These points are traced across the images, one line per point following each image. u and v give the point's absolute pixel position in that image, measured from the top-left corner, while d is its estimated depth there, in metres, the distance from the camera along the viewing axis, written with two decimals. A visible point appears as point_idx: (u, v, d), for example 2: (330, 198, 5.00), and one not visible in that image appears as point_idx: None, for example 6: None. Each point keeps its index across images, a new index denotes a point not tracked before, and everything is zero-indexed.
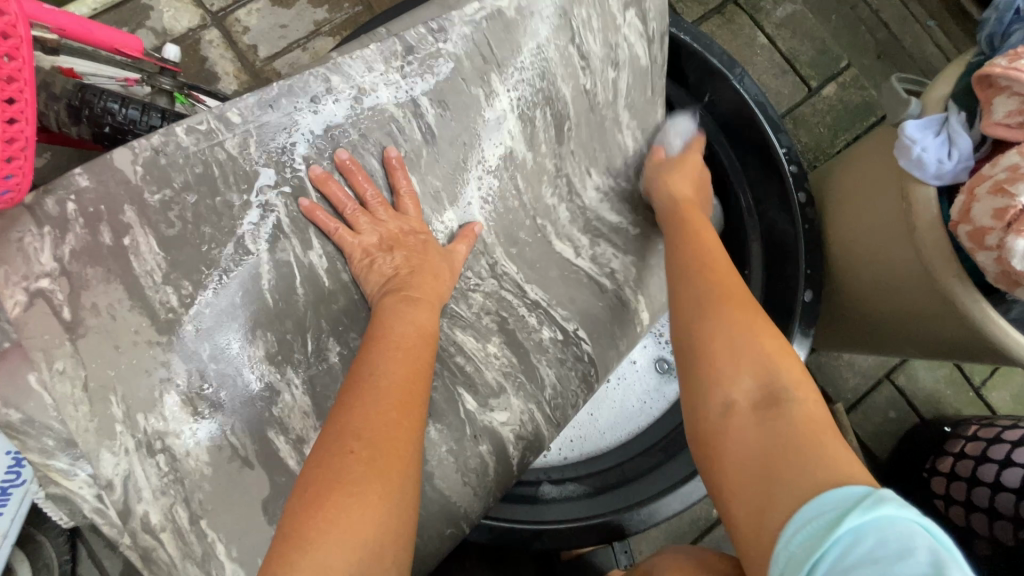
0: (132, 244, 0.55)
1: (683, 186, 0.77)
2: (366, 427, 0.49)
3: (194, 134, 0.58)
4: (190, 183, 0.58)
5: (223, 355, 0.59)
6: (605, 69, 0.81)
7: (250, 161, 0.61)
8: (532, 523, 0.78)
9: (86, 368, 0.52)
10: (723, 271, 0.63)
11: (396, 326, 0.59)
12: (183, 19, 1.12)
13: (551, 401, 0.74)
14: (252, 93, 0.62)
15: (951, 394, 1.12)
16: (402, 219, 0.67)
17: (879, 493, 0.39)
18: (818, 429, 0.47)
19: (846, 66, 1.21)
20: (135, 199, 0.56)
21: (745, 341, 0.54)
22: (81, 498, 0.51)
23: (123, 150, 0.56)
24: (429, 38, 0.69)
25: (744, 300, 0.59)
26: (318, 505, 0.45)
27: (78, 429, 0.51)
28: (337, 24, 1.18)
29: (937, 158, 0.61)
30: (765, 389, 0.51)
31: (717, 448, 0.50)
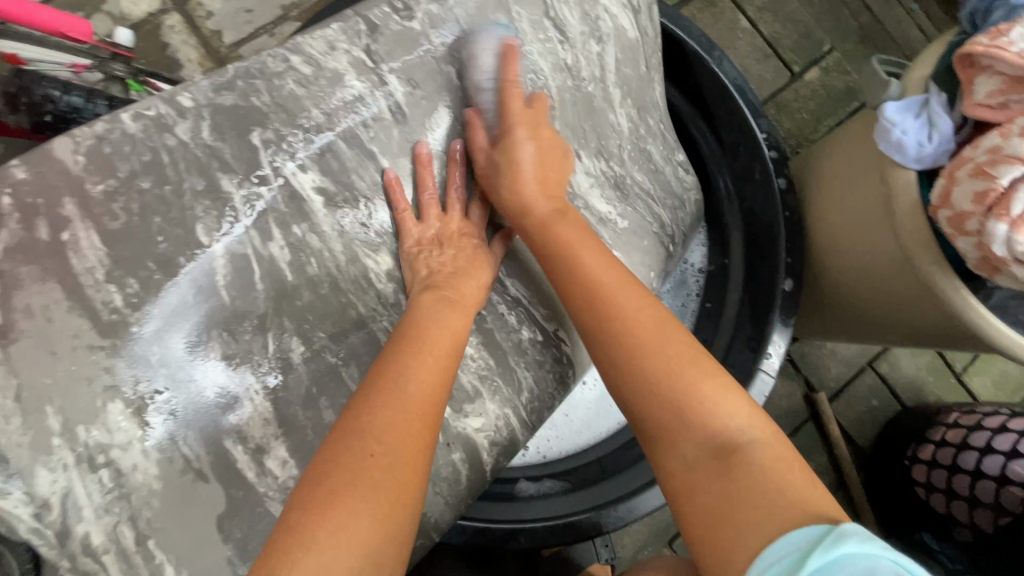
0: (71, 239, 0.52)
1: (536, 190, 0.66)
2: (385, 429, 0.49)
3: (142, 120, 0.56)
4: (137, 172, 0.55)
5: (175, 359, 0.55)
6: (587, 42, 0.77)
7: (202, 144, 0.58)
8: (508, 522, 0.76)
9: (18, 376, 0.48)
10: (627, 302, 0.57)
11: (431, 327, 0.59)
12: (142, 3, 1.06)
13: (528, 404, 0.71)
14: (205, 77, 0.60)
15: (933, 381, 1.12)
16: (460, 220, 0.68)
17: (841, 530, 0.39)
18: (777, 471, 0.46)
19: (828, 51, 1.19)
20: (76, 190, 0.53)
21: (679, 393, 0.51)
22: (16, 518, 0.48)
23: (65, 139, 0.54)
24: (393, 17, 0.68)
25: (661, 337, 0.54)
26: (328, 503, 0.44)
27: (10, 442, 0.48)
28: (306, 8, 1.11)
29: (917, 141, 0.60)
30: (714, 440, 0.49)
31: (681, 496, 0.49)
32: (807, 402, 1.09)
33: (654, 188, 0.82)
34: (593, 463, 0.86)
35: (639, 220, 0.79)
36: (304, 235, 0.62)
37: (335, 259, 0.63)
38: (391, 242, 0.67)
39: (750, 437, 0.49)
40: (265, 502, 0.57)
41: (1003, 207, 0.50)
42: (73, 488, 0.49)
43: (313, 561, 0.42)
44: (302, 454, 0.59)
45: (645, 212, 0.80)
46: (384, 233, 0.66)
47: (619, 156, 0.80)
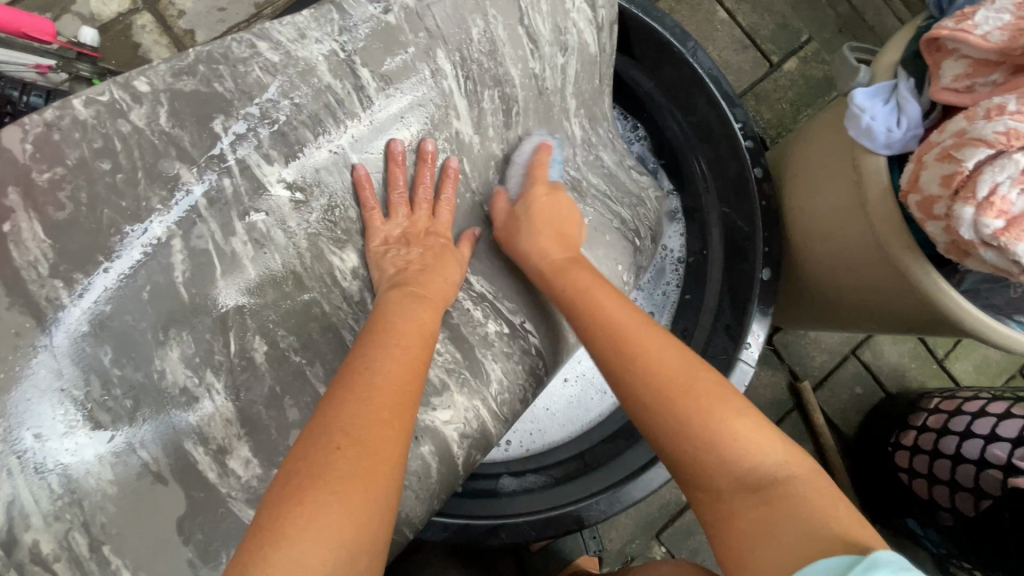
0: (12, 229, 0.50)
1: (547, 242, 0.68)
2: (356, 423, 0.47)
3: (94, 106, 0.53)
4: (87, 159, 0.52)
5: (135, 360, 0.55)
6: (554, 55, 0.76)
7: (160, 130, 0.55)
8: (490, 518, 0.73)
9: None
10: (648, 345, 0.54)
11: (400, 321, 0.58)
12: (112, 3, 1.03)
13: (497, 396, 0.70)
14: (164, 61, 0.57)
15: (915, 367, 1.12)
16: (431, 221, 0.68)
17: (872, 558, 0.36)
18: (824, 503, 0.43)
19: (806, 40, 1.18)
20: (21, 178, 0.50)
21: (712, 433, 0.48)
22: None
23: (14, 127, 0.51)
24: (367, 7, 0.64)
25: (692, 378, 0.51)
26: (297, 499, 0.43)
27: None
28: (279, 7, 1.07)
29: (886, 127, 0.59)
30: (755, 475, 0.46)
31: (724, 535, 0.45)
32: (791, 391, 1.09)
33: (609, 189, 0.84)
34: (575, 456, 0.84)
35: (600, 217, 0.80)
36: (264, 226, 0.61)
37: (300, 258, 0.63)
38: (353, 239, 0.66)
39: (790, 470, 0.46)
40: (228, 502, 0.57)
41: (970, 190, 0.49)
42: (19, 493, 0.49)
43: (284, 556, 0.40)
44: (264, 452, 0.59)
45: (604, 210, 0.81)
46: (348, 232, 0.66)
47: (576, 161, 0.82)
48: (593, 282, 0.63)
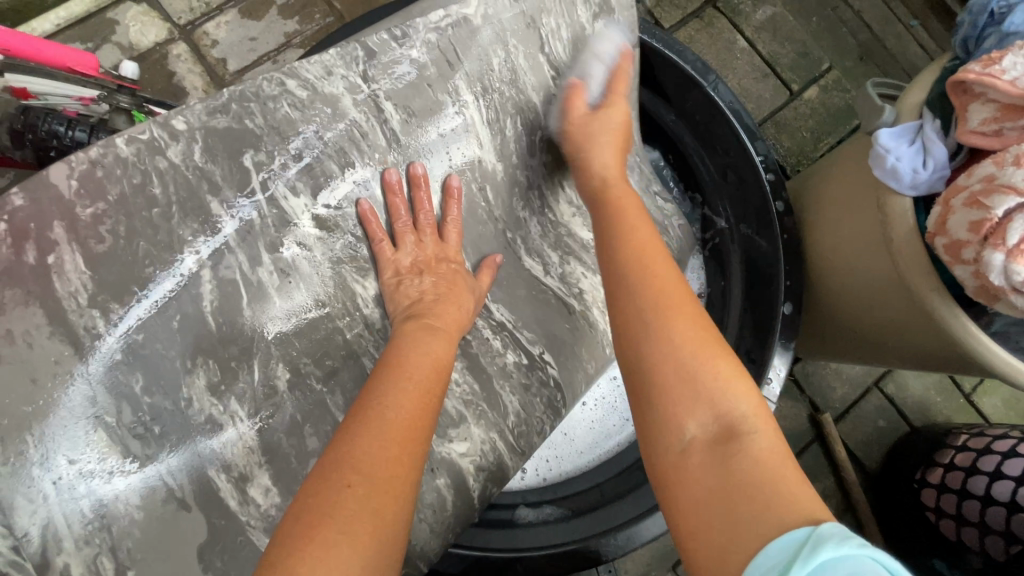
0: (56, 262, 0.51)
1: (603, 155, 0.68)
2: (365, 461, 0.47)
3: (134, 144, 0.55)
4: (126, 196, 0.54)
5: (164, 388, 0.56)
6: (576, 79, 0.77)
7: (194, 166, 0.57)
8: (506, 550, 0.72)
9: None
10: (661, 272, 0.54)
11: (414, 356, 0.59)
12: (150, 33, 1.07)
13: (515, 428, 0.71)
14: (199, 99, 0.59)
15: (941, 401, 1.09)
16: (440, 245, 0.68)
17: (818, 534, 0.35)
18: (778, 466, 0.42)
19: (828, 68, 1.18)
20: (65, 213, 0.52)
21: (696, 366, 0.47)
22: None
23: (60, 164, 0.53)
24: (392, 44, 0.66)
25: (693, 309, 0.51)
26: (307, 538, 0.42)
27: None
28: (308, 36, 1.11)
29: (912, 167, 0.58)
30: (723, 422, 0.45)
31: (674, 483, 0.44)
32: (812, 423, 1.06)
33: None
34: (591, 488, 0.82)
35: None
36: (293, 258, 0.63)
37: (324, 286, 0.65)
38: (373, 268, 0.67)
39: (757, 425, 0.45)
40: (247, 531, 0.58)
41: (998, 237, 0.49)
42: (53, 517, 0.50)
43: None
44: (284, 480, 0.62)
45: None
46: (368, 261, 0.67)
47: None
48: (630, 206, 0.63)
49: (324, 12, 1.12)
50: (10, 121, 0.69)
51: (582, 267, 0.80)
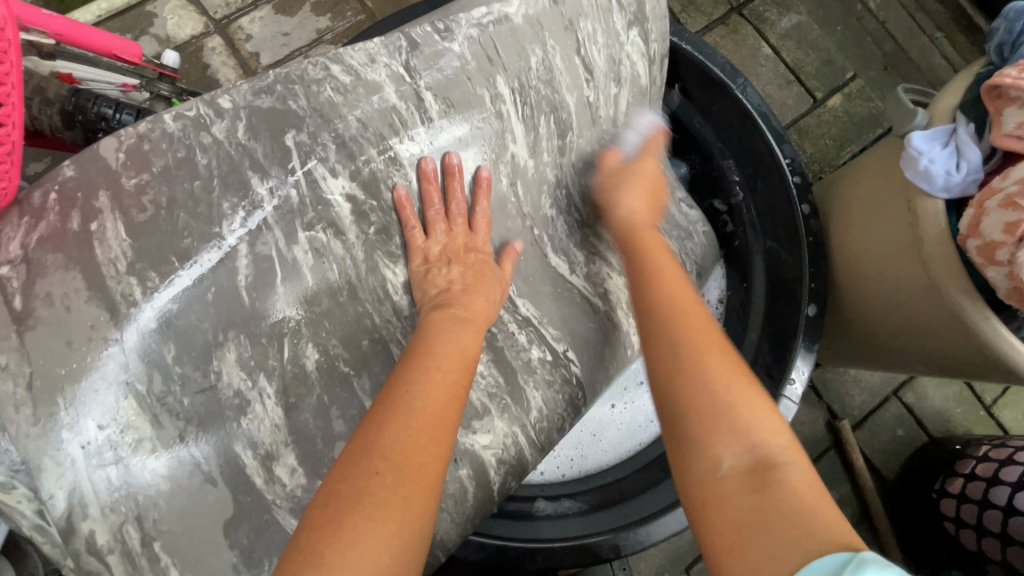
0: (98, 228, 0.53)
1: (634, 198, 0.73)
2: (392, 449, 0.49)
3: (181, 120, 0.57)
4: (170, 167, 0.56)
5: (194, 359, 0.57)
6: (608, 84, 0.80)
7: (236, 142, 0.59)
8: (526, 540, 0.72)
9: (31, 365, 0.49)
10: (692, 313, 0.57)
11: (442, 344, 0.59)
12: (186, 26, 1.10)
13: (537, 424, 0.71)
14: (245, 82, 0.61)
15: (961, 413, 1.08)
16: (468, 234, 0.69)
17: (860, 557, 0.36)
18: (818, 498, 0.43)
19: (852, 77, 1.20)
20: (111, 182, 0.54)
21: (729, 401, 0.49)
22: (19, 514, 0.48)
23: (109, 137, 0.56)
24: (435, 36, 0.68)
25: (723, 352, 0.53)
26: (336, 526, 0.44)
27: (19, 433, 0.48)
28: (339, 33, 1.14)
29: (945, 170, 0.59)
30: (758, 454, 0.46)
31: (711, 510, 0.45)
32: (829, 430, 1.06)
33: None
34: (610, 483, 0.83)
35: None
36: (326, 241, 0.64)
37: (355, 266, 0.66)
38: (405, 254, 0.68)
39: (792, 459, 0.46)
40: (273, 510, 0.60)
41: None
42: (80, 483, 0.50)
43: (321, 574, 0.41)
44: (309, 461, 0.62)
45: None
46: (399, 248, 0.68)
47: None
48: (655, 250, 0.68)
49: (356, 11, 1.15)
50: (60, 101, 0.70)
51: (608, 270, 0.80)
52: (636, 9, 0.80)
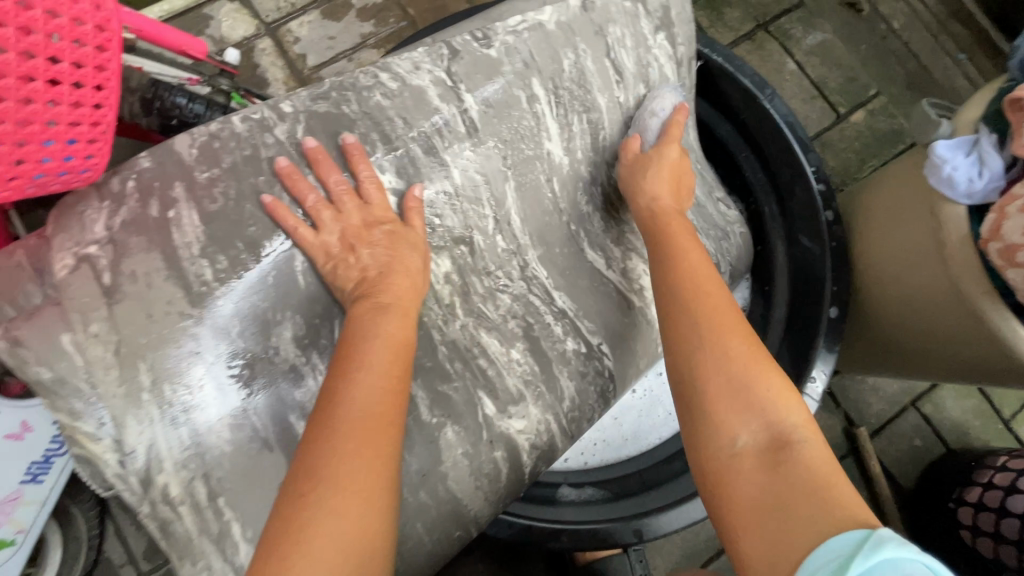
0: (175, 217, 0.57)
1: (666, 191, 0.69)
2: (333, 461, 0.47)
3: (248, 122, 0.62)
4: (237, 164, 0.60)
5: (257, 333, 0.59)
6: (636, 85, 0.81)
7: (296, 142, 0.63)
8: (552, 521, 0.75)
9: (118, 334, 0.53)
10: (708, 291, 0.58)
11: (366, 342, 0.56)
12: (240, 28, 1.17)
13: (569, 412, 0.71)
14: (305, 88, 0.66)
15: (979, 426, 1.09)
16: (363, 209, 0.62)
17: (879, 535, 0.40)
18: (831, 472, 0.46)
19: (875, 94, 1.23)
20: (185, 175, 0.58)
21: (744, 380, 0.51)
22: (104, 462, 0.53)
23: (184, 136, 0.60)
24: (473, 44, 0.72)
25: (742, 328, 0.55)
26: (298, 538, 0.44)
27: (106, 393, 0.52)
28: (382, 38, 1.20)
29: (968, 177, 0.62)
30: (774, 429, 0.49)
31: (726, 490, 0.48)
32: (846, 437, 1.07)
33: (698, 218, 0.82)
34: (633, 474, 0.85)
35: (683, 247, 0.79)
36: None
37: None
38: (449, 247, 0.71)
39: (805, 435, 0.49)
40: None
41: None
42: (157, 441, 0.53)
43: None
44: None
45: None
46: (437, 241, 0.70)
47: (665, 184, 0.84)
48: (680, 233, 0.65)
49: (398, 17, 1.21)
50: (140, 90, 0.76)
51: None
52: (662, 14, 0.83)
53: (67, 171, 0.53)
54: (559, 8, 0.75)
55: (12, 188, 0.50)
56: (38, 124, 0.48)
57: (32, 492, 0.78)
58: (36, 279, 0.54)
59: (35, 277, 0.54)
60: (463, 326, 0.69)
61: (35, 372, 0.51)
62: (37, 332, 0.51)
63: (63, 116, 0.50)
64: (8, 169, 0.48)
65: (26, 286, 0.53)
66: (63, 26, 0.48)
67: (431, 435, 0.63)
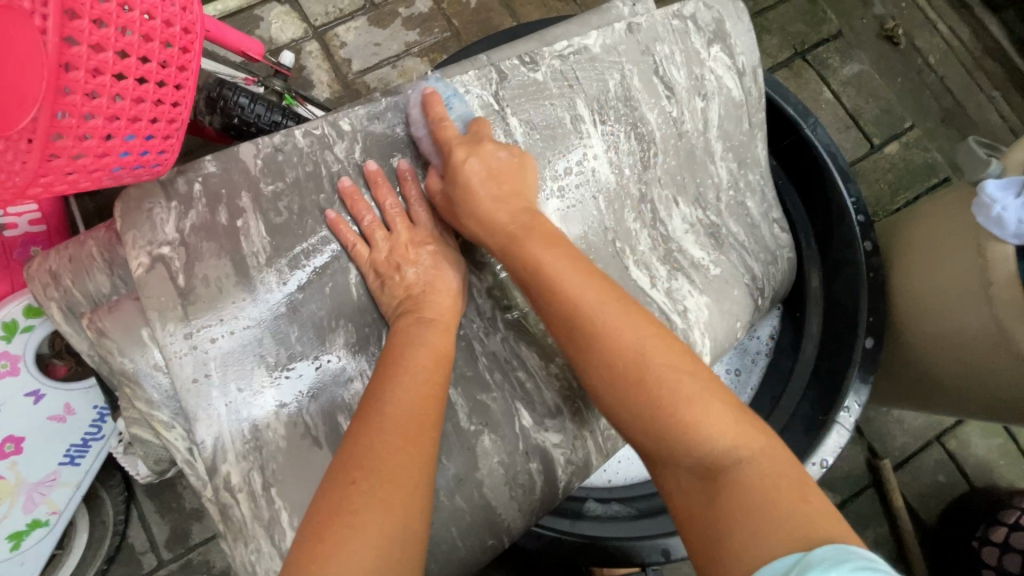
0: (243, 225, 0.59)
1: (491, 207, 0.62)
2: (371, 455, 0.48)
3: (310, 137, 0.63)
4: (300, 179, 0.62)
5: (314, 338, 0.61)
6: (692, 99, 0.82)
7: (354, 162, 0.65)
8: (581, 535, 0.75)
9: (193, 329, 0.55)
10: (605, 325, 0.53)
11: (414, 348, 0.57)
12: (288, 31, 1.19)
13: (605, 430, 0.71)
14: (360, 105, 0.67)
15: (1004, 465, 1.08)
16: (411, 229, 0.64)
17: (807, 559, 0.37)
18: (771, 486, 0.43)
19: (909, 127, 1.24)
20: (251, 186, 0.60)
21: (663, 418, 0.49)
22: (175, 449, 0.56)
23: (249, 144, 0.62)
24: (521, 69, 0.73)
25: (642, 357, 0.51)
26: (325, 535, 0.44)
27: (182, 384, 0.54)
28: (426, 47, 1.22)
29: (1017, 219, 0.62)
30: (703, 465, 0.47)
31: (683, 529, 0.47)
32: (868, 468, 1.07)
33: (748, 241, 0.85)
34: (659, 493, 0.85)
35: (732, 271, 0.81)
36: None
37: None
38: (490, 264, 0.72)
39: (739, 457, 0.46)
40: None
41: None
42: (222, 434, 0.55)
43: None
44: None
45: (738, 263, 0.83)
46: (483, 256, 0.72)
47: (716, 206, 0.84)
48: (557, 246, 0.59)
49: (442, 28, 1.23)
50: (206, 89, 0.79)
51: (689, 283, 0.78)
52: (715, 27, 0.84)
53: (142, 165, 0.54)
54: (603, 32, 0.78)
55: (92, 180, 0.50)
56: (124, 119, 0.49)
57: (69, 474, 0.79)
58: (105, 268, 0.57)
59: (104, 266, 0.57)
60: (504, 340, 0.70)
61: (120, 361, 0.53)
62: (119, 327, 0.53)
63: (144, 114, 0.50)
64: (93, 162, 0.48)
65: (97, 275, 0.57)
66: (155, 28, 0.49)
67: (469, 442, 0.64)
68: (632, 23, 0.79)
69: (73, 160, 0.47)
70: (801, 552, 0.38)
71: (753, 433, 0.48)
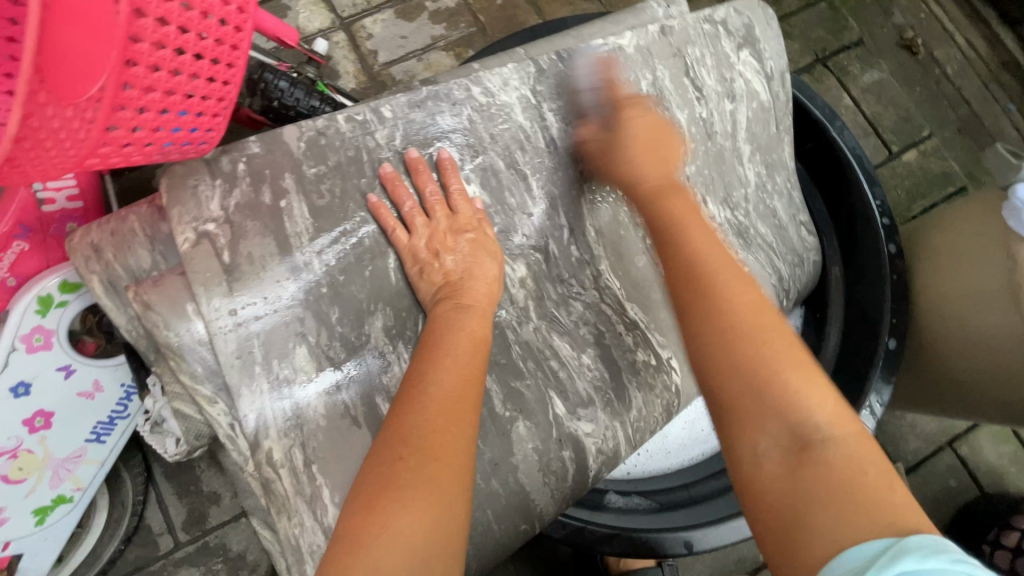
0: (287, 206, 0.60)
1: (646, 164, 0.68)
2: (415, 433, 0.49)
3: (352, 122, 0.64)
4: (342, 164, 0.63)
5: (354, 321, 0.62)
6: (721, 101, 0.83)
7: (395, 149, 0.66)
8: (603, 526, 0.76)
9: (236, 309, 0.55)
10: (727, 282, 0.55)
11: (454, 332, 0.57)
12: (315, 20, 1.20)
13: (635, 422, 0.72)
14: (403, 93, 0.68)
15: (1016, 472, 1.09)
16: (451, 217, 0.64)
17: (902, 545, 0.37)
18: (859, 464, 0.44)
19: (927, 136, 1.25)
20: (295, 168, 0.61)
21: (761, 377, 0.48)
22: (217, 423, 0.56)
23: (292, 128, 0.62)
24: (558, 65, 0.74)
25: (752, 313, 0.52)
26: (371, 513, 0.44)
27: (225, 363, 0.54)
28: (452, 41, 1.23)
29: None
30: (794, 432, 0.46)
31: (755, 501, 0.46)
32: None
33: (775, 242, 0.86)
34: (679, 487, 0.86)
35: (760, 271, 0.82)
36: None
37: None
38: (524, 256, 0.72)
39: (831, 433, 0.46)
40: None
41: None
42: (265, 411, 0.56)
43: (368, 560, 0.42)
44: None
45: (765, 262, 0.83)
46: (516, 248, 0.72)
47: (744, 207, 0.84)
48: (693, 216, 0.63)
49: (468, 22, 1.24)
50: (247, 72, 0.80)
51: None
52: (745, 32, 0.85)
53: (190, 142, 0.54)
54: (638, 33, 0.78)
55: (144, 153, 0.50)
56: (180, 95, 0.49)
57: (94, 451, 0.80)
58: (148, 244, 0.58)
59: (147, 242, 0.58)
60: (536, 329, 0.71)
61: (165, 336, 0.53)
62: (166, 302, 0.54)
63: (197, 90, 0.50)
64: (148, 136, 0.49)
65: (140, 250, 0.57)
66: (213, 5, 0.48)
67: (503, 427, 0.64)
68: (665, 24, 0.80)
69: (130, 133, 0.47)
70: (895, 538, 0.39)
71: (847, 411, 0.48)
